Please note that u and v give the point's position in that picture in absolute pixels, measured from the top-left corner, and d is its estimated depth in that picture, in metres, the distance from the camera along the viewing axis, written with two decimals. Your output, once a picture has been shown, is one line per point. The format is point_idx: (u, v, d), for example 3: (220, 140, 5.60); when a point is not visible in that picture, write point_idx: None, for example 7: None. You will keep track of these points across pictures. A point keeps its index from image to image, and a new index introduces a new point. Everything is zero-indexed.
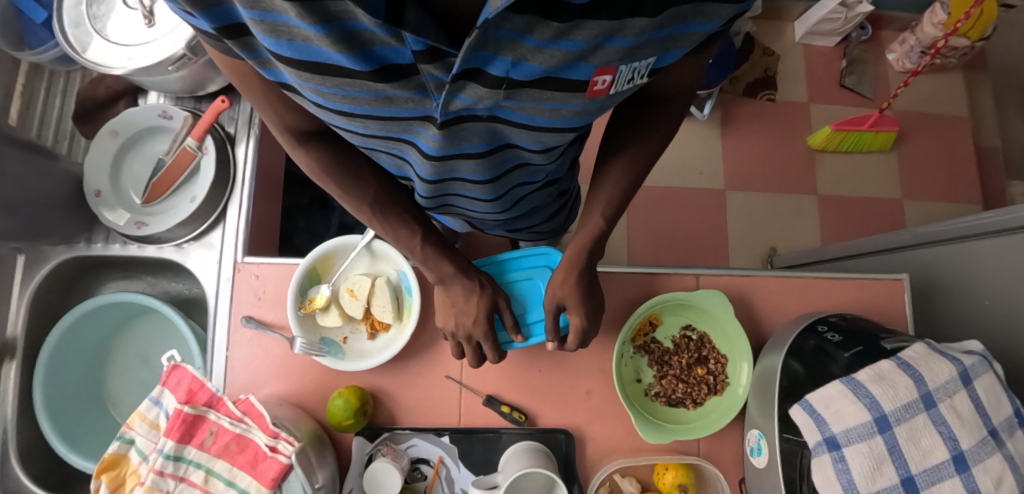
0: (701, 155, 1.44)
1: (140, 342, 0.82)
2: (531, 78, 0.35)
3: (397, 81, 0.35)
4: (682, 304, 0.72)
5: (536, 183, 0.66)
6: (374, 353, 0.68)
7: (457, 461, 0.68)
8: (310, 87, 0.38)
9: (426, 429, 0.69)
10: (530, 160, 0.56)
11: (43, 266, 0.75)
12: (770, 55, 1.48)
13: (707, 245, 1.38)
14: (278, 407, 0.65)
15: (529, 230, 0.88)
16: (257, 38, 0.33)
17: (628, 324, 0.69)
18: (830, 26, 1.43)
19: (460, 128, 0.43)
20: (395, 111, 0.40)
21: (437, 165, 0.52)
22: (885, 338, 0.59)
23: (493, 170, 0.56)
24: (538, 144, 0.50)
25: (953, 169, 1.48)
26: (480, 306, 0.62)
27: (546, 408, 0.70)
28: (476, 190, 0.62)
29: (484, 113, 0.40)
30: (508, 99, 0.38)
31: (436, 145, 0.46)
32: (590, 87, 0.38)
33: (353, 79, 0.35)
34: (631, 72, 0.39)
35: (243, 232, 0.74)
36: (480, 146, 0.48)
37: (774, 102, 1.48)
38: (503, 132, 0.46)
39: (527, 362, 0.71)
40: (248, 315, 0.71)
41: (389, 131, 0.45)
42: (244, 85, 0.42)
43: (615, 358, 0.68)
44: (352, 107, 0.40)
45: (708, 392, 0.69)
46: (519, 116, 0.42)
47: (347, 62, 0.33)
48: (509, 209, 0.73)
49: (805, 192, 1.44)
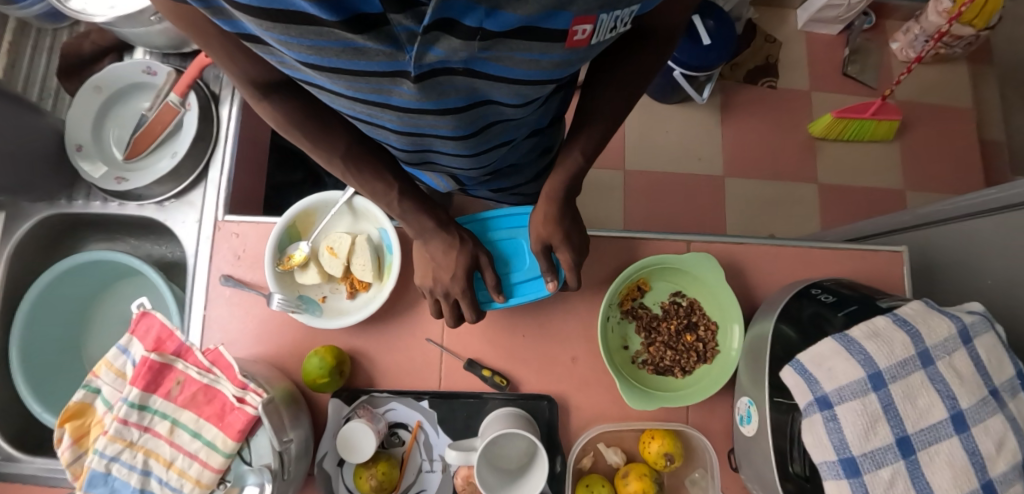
0: (700, 141, 1.42)
1: (122, 303, 0.80)
2: (507, 28, 0.34)
3: (368, 31, 0.33)
4: (672, 269, 0.69)
5: (517, 138, 0.64)
6: (353, 312, 0.67)
7: (436, 427, 0.66)
8: (274, 37, 0.35)
9: (404, 393, 0.67)
10: (509, 116, 0.54)
11: (23, 223, 0.74)
12: (772, 42, 1.46)
13: (704, 231, 1.36)
14: (253, 365, 0.63)
15: (511, 191, 0.86)
16: None
17: (615, 286, 0.66)
18: (833, 13, 1.41)
19: (436, 82, 0.41)
20: (367, 64, 0.38)
21: (411, 122, 0.49)
22: (879, 299, 0.57)
23: (472, 127, 0.53)
24: (519, 98, 0.48)
25: (956, 160, 1.46)
26: (461, 259, 0.60)
27: (529, 375, 0.68)
28: (455, 148, 0.59)
29: (459, 66, 0.38)
30: (484, 52, 0.36)
31: (412, 100, 0.44)
32: (569, 37, 0.37)
33: (320, 27, 0.33)
34: (613, 21, 0.37)
35: (224, 190, 0.72)
36: (459, 101, 0.46)
37: (775, 90, 1.46)
38: (481, 87, 0.44)
39: (511, 327, 0.69)
40: (227, 274, 0.69)
41: (360, 89, 0.42)
42: (193, 32, 0.38)
43: (601, 322, 0.66)
44: (320, 58, 0.37)
45: (697, 360, 0.67)
46: (498, 69, 0.40)
47: (314, 10, 0.31)
48: (490, 167, 0.70)
49: (806, 180, 1.42)
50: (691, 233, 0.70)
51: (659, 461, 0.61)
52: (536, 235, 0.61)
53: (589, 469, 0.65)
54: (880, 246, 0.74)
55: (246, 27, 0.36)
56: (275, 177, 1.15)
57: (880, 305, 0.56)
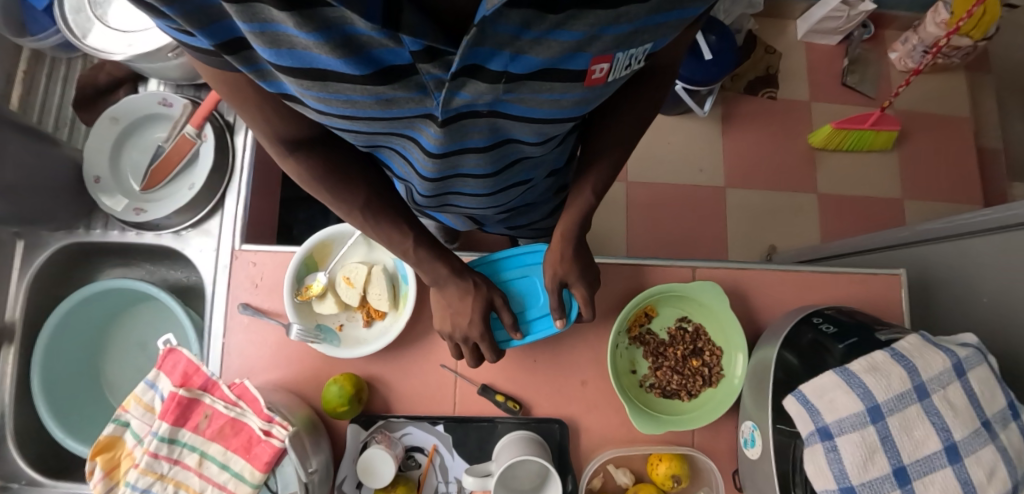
0: (701, 152, 1.44)
1: (139, 329, 0.82)
2: (530, 71, 0.35)
3: (397, 80, 0.35)
4: (678, 296, 0.72)
5: (535, 178, 0.67)
6: (370, 341, 0.69)
7: (451, 450, 0.68)
8: (313, 95, 0.37)
9: (420, 417, 0.69)
10: (529, 153, 0.56)
11: (41, 253, 0.76)
12: (772, 53, 1.47)
13: (706, 242, 1.38)
14: (274, 393, 0.65)
15: (530, 227, 0.92)
16: (255, 51, 0.32)
17: (624, 313, 0.69)
18: (832, 24, 1.43)
19: (461, 125, 0.43)
20: (396, 111, 0.40)
21: (437, 162, 0.52)
22: (881, 331, 0.59)
23: (494, 166, 0.56)
24: (538, 136, 0.49)
25: (954, 169, 1.48)
26: (478, 301, 0.62)
27: (540, 399, 0.70)
28: (476, 186, 0.63)
29: (483, 109, 0.40)
30: (507, 94, 0.38)
31: (437, 142, 0.46)
32: (588, 76, 0.38)
33: (354, 83, 0.35)
34: (628, 58, 0.39)
35: (240, 219, 0.74)
36: (482, 141, 0.48)
37: (775, 100, 1.47)
38: (504, 127, 0.46)
39: (522, 353, 0.71)
40: (245, 302, 0.71)
41: (392, 128, 0.44)
42: (235, 101, 0.41)
43: (609, 348, 0.68)
44: (355, 111, 0.39)
45: (703, 384, 0.69)
46: (519, 109, 0.42)
47: (347, 68, 0.33)
48: (509, 204, 0.74)
49: (806, 190, 1.44)
50: (697, 259, 0.72)
51: (667, 482, 0.65)
52: (548, 275, 0.64)
53: (599, 489, 0.67)
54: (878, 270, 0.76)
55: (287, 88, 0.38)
56: (284, 196, 1.16)
57: (880, 336, 0.58)
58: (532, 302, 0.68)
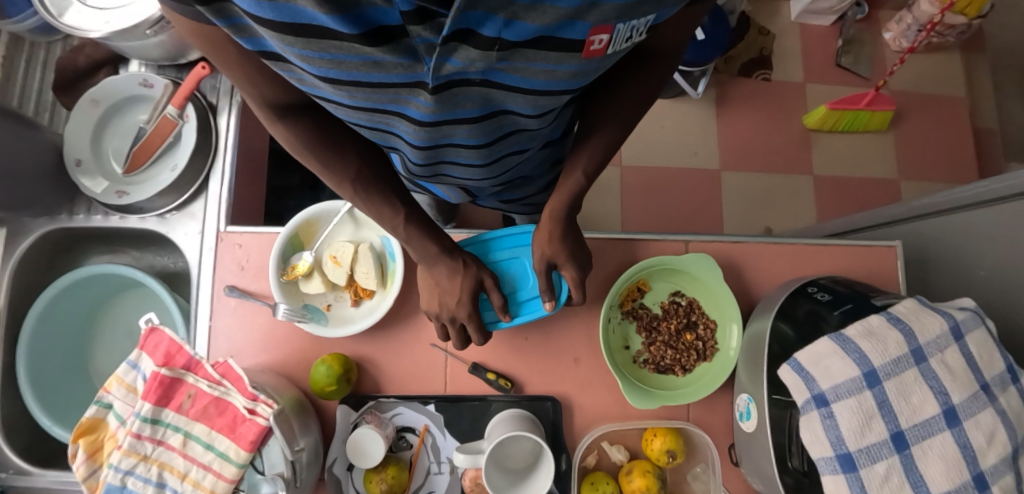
0: (696, 136, 1.43)
1: (127, 314, 0.81)
2: (525, 38, 0.34)
3: (386, 42, 0.33)
4: (672, 270, 0.70)
5: (529, 150, 0.66)
6: (357, 320, 0.67)
7: (443, 430, 0.67)
8: (296, 52, 0.35)
9: (410, 397, 0.68)
10: (525, 125, 0.54)
11: (24, 239, 0.74)
12: (766, 34, 1.46)
13: (702, 226, 1.37)
14: (261, 375, 0.64)
15: (522, 202, 0.91)
16: (234, 1, 0.30)
17: (616, 288, 0.68)
18: (826, 4, 1.41)
19: (451, 93, 0.41)
20: (384, 76, 0.38)
21: (426, 132, 0.51)
22: (876, 297, 0.59)
23: (486, 138, 0.55)
24: (535, 108, 0.48)
25: (950, 149, 1.47)
26: (467, 282, 0.61)
27: (532, 376, 0.69)
28: (468, 157, 0.61)
29: (476, 76, 0.39)
30: (501, 62, 0.37)
31: (428, 111, 0.44)
32: (586, 47, 0.37)
33: (340, 41, 0.33)
34: (629, 30, 0.37)
35: (225, 201, 0.72)
36: (474, 111, 0.47)
37: (769, 83, 1.46)
38: (497, 97, 0.45)
39: (514, 331, 0.70)
40: (231, 284, 0.70)
41: (377, 100, 0.43)
42: (213, 55, 0.39)
43: (602, 323, 0.67)
44: (340, 73, 0.38)
45: (697, 358, 0.68)
46: (513, 79, 0.41)
47: (334, 25, 0.31)
48: (501, 177, 0.73)
49: (801, 172, 1.43)
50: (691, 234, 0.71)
51: (662, 458, 0.63)
52: (538, 254, 0.62)
53: (594, 467, 0.67)
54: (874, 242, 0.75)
55: (267, 44, 0.36)
56: (273, 184, 1.14)
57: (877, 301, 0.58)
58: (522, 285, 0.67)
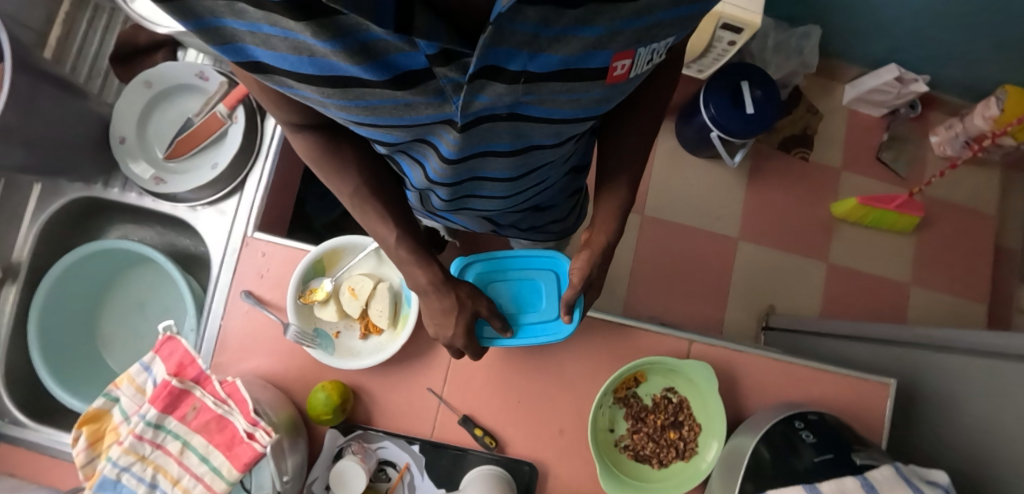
0: (721, 202, 1.45)
1: (142, 288, 0.83)
2: (550, 71, 0.34)
3: (414, 86, 0.34)
4: (670, 368, 0.73)
5: (553, 180, 0.68)
6: (363, 355, 0.69)
7: (422, 471, 0.69)
8: (335, 102, 0.38)
9: (398, 434, 0.70)
10: (547, 156, 0.56)
11: (57, 199, 0.76)
12: (813, 113, 1.45)
13: (708, 292, 1.41)
14: (260, 388, 0.67)
15: (540, 231, 0.93)
16: (278, 61, 0.33)
17: (616, 377, 0.69)
18: (880, 97, 1.41)
19: (480, 129, 0.42)
20: (417, 117, 0.39)
21: (455, 166, 0.52)
22: (858, 449, 0.60)
23: (514, 170, 0.57)
24: (556, 137, 0.49)
25: (970, 265, 1.47)
26: (465, 313, 0.62)
27: (517, 438, 0.71)
28: (494, 188, 0.63)
29: (502, 111, 0.39)
30: (526, 97, 0.37)
31: (456, 147, 0.45)
32: (609, 73, 0.37)
33: (371, 88, 0.35)
34: (650, 53, 0.37)
35: (256, 210, 0.73)
36: (503, 145, 0.48)
37: (805, 162, 1.46)
38: (524, 130, 0.45)
39: (508, 390, 0.71)
40: (248, 290, 0.72)
41: (412, 134, 0.44)
42: (270, 105, 0.43)
43: (594, 408, 0.69)
44: (376, 117, 0.40)
45: (675, 456, 0.71)
46: (540, 111, 0.41)
47: (365, 75, 0.33)
48: (523, 206, 0.75)
49: (817, 258, 1.44)
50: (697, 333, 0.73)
51: None
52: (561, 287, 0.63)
53: None
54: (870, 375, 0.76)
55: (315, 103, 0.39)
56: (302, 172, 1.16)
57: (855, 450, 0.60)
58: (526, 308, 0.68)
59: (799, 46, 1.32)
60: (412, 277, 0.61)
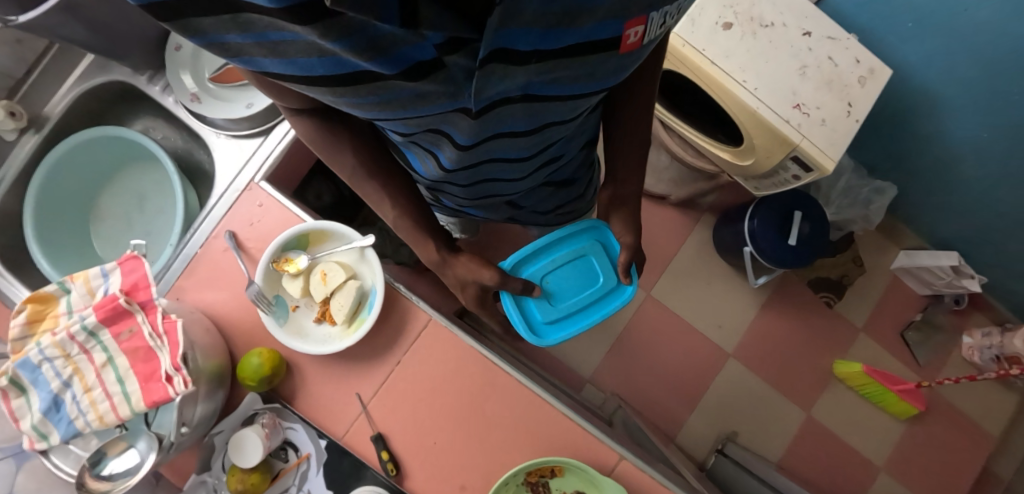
0: (728, 312, 1.42)
1: (143, 182, 0.84)
2: (564, 47, 0.34)
3: (427, 77, 0.33)
4: (590, 477, 0.68)
5: (566, 154, 0.72)
6: (309, 339, 0.69)
7: (319, 466, 0.70)
8: (350, 101, 0.37)
9: (311, 424, 0.70)
10: (562, 130, 0.58)
11: (103, 75, 0.79)
12: (857, 265, 1.39)
13: (678, 392, 1.39)
14: (202, 329, 0.67)
15: (558, 209, 0.98)
16: (288, 65, 0.32)
17: (534, 463, 0.65)
18: (929, 276, 1.34)
19: (495, 114, 0.42)
20: (432, 109, 0.38)
21: (469, 151, 0.52)
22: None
23: (530, 150, 0.59)
24: (571, 111, 0.51)
25: (954, 480, 1.38)
26: (470, 287, 0.72)
27: (418, 475, 0.70)
28: (508, 171, 0.66)
29: (519, 93, 0.40)
30: (540, 77, 0.37)
31: (471, 132, 0.45)
32: (622, 41, 0.38)
33: (383, 83, 0.34)
34: (660, 17, 0.38)
35: (271, 160, 0.74)
36: (519, 126, 0.48)
37: (827, 309, 1.41)
38: (539, 110, 0.45)
39: (428, 427, 0.70)
40: (232, 231, 0.73)
41: (425, 126, 0.44)
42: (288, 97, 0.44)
43: (499, 486, 0.64)
44: (391, 110, 0.39)
45: None
46: (554, 88, 0.41)
47: (377, 68, 0.32)
48: (536, 182, 0.78)
49: (799, 406, 1.40)
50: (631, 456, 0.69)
51: None
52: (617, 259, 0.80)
53: None
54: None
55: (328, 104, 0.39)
56: None
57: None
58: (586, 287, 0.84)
59: (867, 199, 1.24)
60: (426, 252, 0.69)
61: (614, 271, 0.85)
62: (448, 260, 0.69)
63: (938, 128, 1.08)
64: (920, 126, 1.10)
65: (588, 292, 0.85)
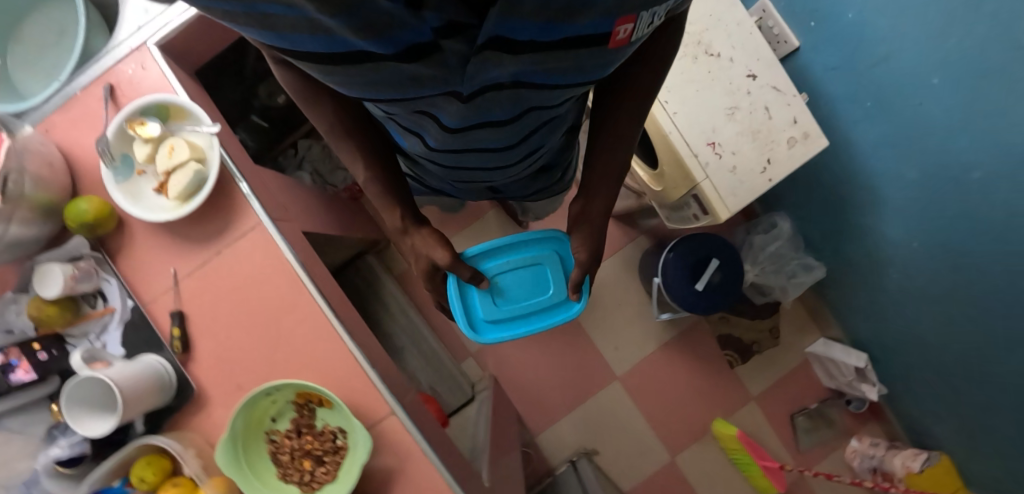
0: (629, 338, 1.41)
1: (67, 18, 0.87)
2: (556, 40, 0.33)
3: (423, 61, 0.32)
4: (348, 417, 0.70)
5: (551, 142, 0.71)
6: (139, 204, 0.72)
7: (119, 323, 0.74)
8: (343, 78, 0.35)
9: (125, 283, 0.74)
10: (547, 119, 0.56)
11: None
12: (771, 337, 1.37)
13: (554, 396, 1.40)
14: (45, 163, 0.70)
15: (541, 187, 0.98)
16: (282, 35, 0.30)
17: (288, 384, 0.67)
18: (835, 370, 1.33)
19: (482, 99, 0.41)
20: (421, 90, 0.37)
21: (455, 134, 0.52)
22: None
23: (512, 138, 0.58)
24: (556, 101, 0.49)
25: None
26: (423, 260, 0.72)
27: (204, 362, 0.73)
28: (487, 156, 0.64)
29: (508, 80, 0.39)
30: (531, 66, 0.36)
31: (458, 116, 0.45)
32: (612, 37, 0.35)
33: (377, 64, 0.32)
34: (652, 15, 0.35)
35: (167, 30, 0.76)
36: (503, 114, 0.47)
37: (727, 367, 1.40)
38: (525, 98, 0.44)
39: (227, 323, 0.73)
40: (111, 85, 0.75)
41: (411, 107, 0.43)
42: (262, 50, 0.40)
43: (255, 393, 0.68)
44: (382, 90, 0.37)
45: (296, 481, 0.70)
46: (542, 80, 0.40)
47: (372, 48, 0.30)
48: (520, 167, 0.77)
49: (665, 449, 1.39)
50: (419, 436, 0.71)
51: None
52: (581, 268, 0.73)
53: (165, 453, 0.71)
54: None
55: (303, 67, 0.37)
56: None
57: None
58: (535, 295, 0.78)
59: (794, 271, 1.22)
60: (390, 218, 0.69)
61: (565, 285, 0.78)
62: (409, 230, 0.69)
63: (875, 222, 1.05)
64: (859, 214, 1.07)
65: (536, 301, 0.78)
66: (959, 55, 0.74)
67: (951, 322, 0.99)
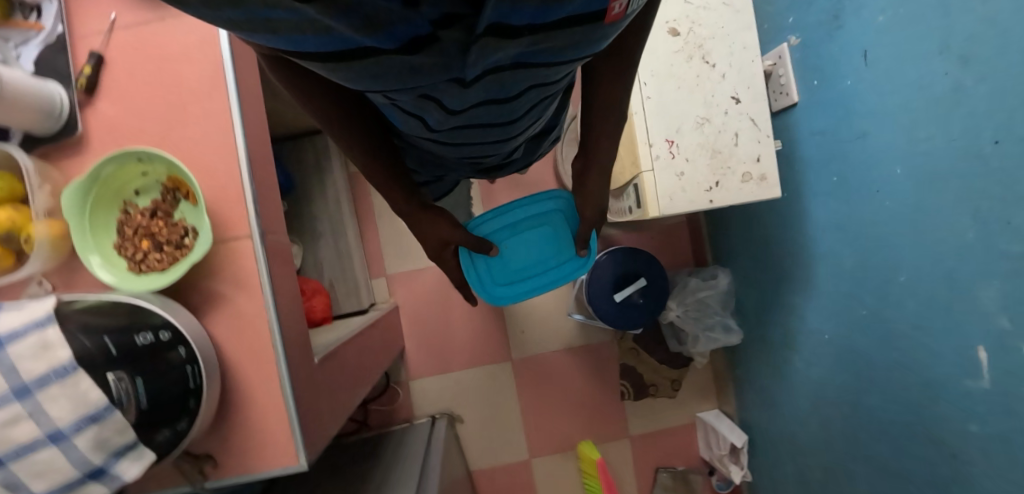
0: (540, 328, 1.40)
1: None
2: (554, 22, 0.30)
3: (424, 51, 0.30)
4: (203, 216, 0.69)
5: (543, 119, 0.65)
6: None
7: (41, 42, 0.73)
8: (351, 77, 0.33)
9: (64, 11, 0.73)
10: (544, 96, 0.51)
11: None
12: (671, 387, 1.39)
13: (448, 349, 1.39)
14: None
15: (525, 163, 0.90)
16: (288, 42, 0.28)
17: (155, 153, 0.66)
18: (712, 441, 1.35)
19: (487, 78, 0.38)
20: (425, 80, 0.35)
21: (457, 115, 0.48)
22: (125, 408, 0.53)
23: (509, 119, 0.54)
24: (554, 78, 0.44)
25: None
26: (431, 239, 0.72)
27: (105, 116, 0.72)
28: (484, 139, 0.59)
29: (509, 62, 0.36)
30: (533, 48, 0.34)
31: (463, 97, 0.42)
32: (608, 12, 0.32)
33: (381, 60, 0.30)
34: None
35: None
36: (509, 92, 0.44)
37: (617, 397, 1.40)
38: (527, 78, 0.41)
39: (143, 91, 0.73)
40: None
41: (415, 95, 0.39)
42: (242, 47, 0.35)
43: (124, 151, 0.67)
44: (389, 85, 0.35)
45: (128, 256, 0.68)
46: (547, 59, 0.37)
47: (373, 44, 0.28)
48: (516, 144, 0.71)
49: (527, 444, 1.39)
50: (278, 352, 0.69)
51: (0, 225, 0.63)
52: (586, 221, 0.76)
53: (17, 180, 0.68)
54: (312, 451, 0.76)
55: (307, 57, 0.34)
56: None
57: (139, 415, 0.55)
58: (545, 256, 0.83)
59: (716, 323, 1.21)
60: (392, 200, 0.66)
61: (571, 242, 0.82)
62: (417, 214, 0.68)
63: (801, 303, 1.06)
64: (791, 292, 1.08)
65: (546, 260, 0.83)
66: (928, 165, 0.74)
67: (837, 416, 1.01)
